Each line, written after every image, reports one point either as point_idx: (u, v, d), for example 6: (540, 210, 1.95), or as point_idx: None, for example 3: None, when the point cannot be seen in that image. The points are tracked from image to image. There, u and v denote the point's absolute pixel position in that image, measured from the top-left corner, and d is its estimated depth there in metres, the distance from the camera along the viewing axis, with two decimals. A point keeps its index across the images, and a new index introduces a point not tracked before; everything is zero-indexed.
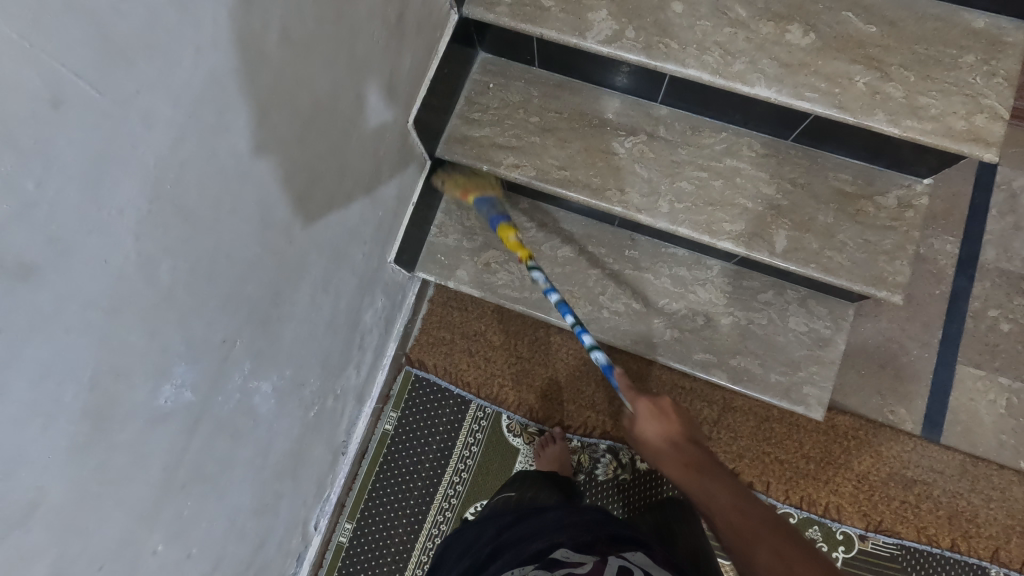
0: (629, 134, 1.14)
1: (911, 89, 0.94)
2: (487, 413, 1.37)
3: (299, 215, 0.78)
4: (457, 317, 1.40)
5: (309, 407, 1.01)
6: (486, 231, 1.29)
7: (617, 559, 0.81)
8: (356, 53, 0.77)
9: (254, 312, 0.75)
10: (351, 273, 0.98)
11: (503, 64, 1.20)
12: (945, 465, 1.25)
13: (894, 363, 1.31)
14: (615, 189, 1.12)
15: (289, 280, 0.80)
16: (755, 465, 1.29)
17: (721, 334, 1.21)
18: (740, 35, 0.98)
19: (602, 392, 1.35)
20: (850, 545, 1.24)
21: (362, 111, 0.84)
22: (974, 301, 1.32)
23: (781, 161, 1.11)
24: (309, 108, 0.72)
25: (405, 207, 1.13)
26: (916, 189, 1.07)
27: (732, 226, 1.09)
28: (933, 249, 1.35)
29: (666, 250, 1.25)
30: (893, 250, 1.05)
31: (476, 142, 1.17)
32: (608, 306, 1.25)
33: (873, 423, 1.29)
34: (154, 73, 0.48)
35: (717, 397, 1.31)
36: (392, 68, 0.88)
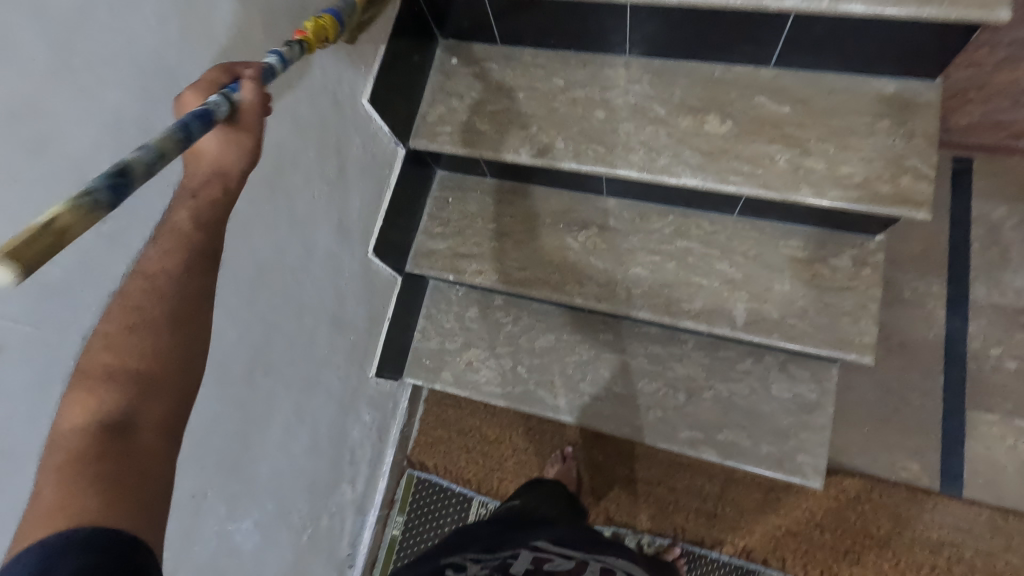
0: (581, 228, 1.20)
1: (832, 161, 0.97)
2: (489, 510, 1.37)
3: (260, 364, 0.85)
4: (452, 414, 1.44)
5: (301, 531, 1.05)
6: (465, 330, 1.35)
7: (609, 559, 0.93)
8: (297, 213, 0.87)
9: (223, 460, 0.81)
10: (327, 397, 1.06)
11: (459, 178, 1.29)
12: (972, 522, 1.18)
13: (898, 416, 1.26)
14: (573, 283, 1.17)
15: (256, 423, 0.87)
16: (767, 540, 1.24)
17: (704, 409, 1.21)
18: (661, 132, 1.04)
19: (600, 477, 1.34)
20: None
21: (312, 257, 0.93)
22: (972, 340, 1.27)
23: (730, 236, 1.13)
24: (255, 273, 0.80)
25: (380, 324, 1.21)
26: (869, 247, 1.08)
27: (689, 305, 1.11)
28: (918, 292, 1.31)
29: (639, 329, 1.27)
30: (856, 311, 1.05)
31: (441, 254, 1.25)
32: (589, 391, 1.27)
33: (886, 483, 1.22)
34: (90, 297, 0.58)
35: (717, 471, 1.29)
36: (339, 214, 0.98)
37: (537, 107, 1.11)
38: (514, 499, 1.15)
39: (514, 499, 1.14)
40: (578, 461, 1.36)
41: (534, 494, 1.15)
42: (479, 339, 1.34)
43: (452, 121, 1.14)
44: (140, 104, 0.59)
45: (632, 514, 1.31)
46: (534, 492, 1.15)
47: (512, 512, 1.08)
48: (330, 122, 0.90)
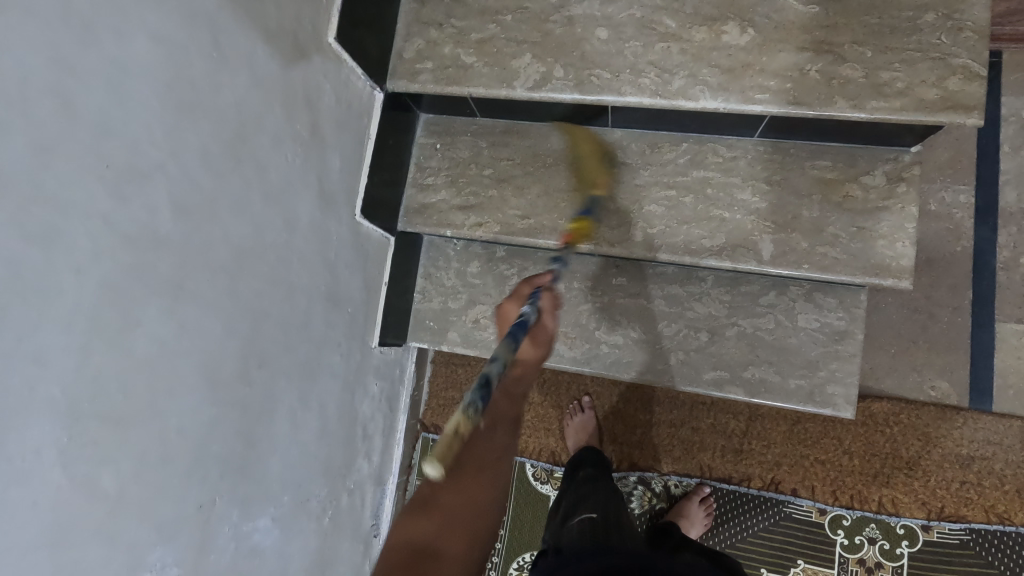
0: (587, 166, 1.09)
1: (870, 67, 0.85)
2: (510, 466, 1.34)
3: (253, 355, 0.76)
4: (463, 374, 1.39)
5: (321, 516, 1.00)
6: (468, 287, 1.26)
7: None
8: (271, 183, 0.75)
9: (228, 465, 0.73)
10: (331, 378, 0.98)
11: (446, 121, 1.16)
12: (1003, 436, 1.15)
13: (926, 334, 1.21)
14: (583, 228, 1.08)
15: (260, 418, 0.79)
16: (796, 471, 1.22)
17: (729, 348, 1.15)
18: (674, 49, 0.92)
19: (621, 425, 1.30)
20: (913, 539, 1.16)
21: (295, 229, 0.82)
22: (1003, 251, 1.21)
23: (752, 161, 1.03)
24: (232, 258, 0.69)
25: (377, 291, 1.12)
26: (905, 160, 0.98)
27: (711, 242, 1.03)
28: (945, 204, 1.24)
29: (654, 270, 1.19)
30: (892, 233, 0.97)
31: (435, 209, 1.14)
32: (605, 339, 1.20)
33: (914, 404, 1.19)
34: (35, 313, 0.47)
35: (742, 408, 1.25)
36: (319, 176, 0.86)
37: (529, 31, 0.97)
38: (588, 510, 1.00)
39: (592, 511, 0.99)
40: (596, 412, 1.32)
41: (603, 501, 1.02)
42: (484, 296, 1.25)
43: (433, 55, 1.00)
44: (50, 63, 0.46)
45: (657, 457, 1.28)
46: (607, 503, 1.01)
47: (609, 531, 0.91)
48: (295, 69, 0.77)
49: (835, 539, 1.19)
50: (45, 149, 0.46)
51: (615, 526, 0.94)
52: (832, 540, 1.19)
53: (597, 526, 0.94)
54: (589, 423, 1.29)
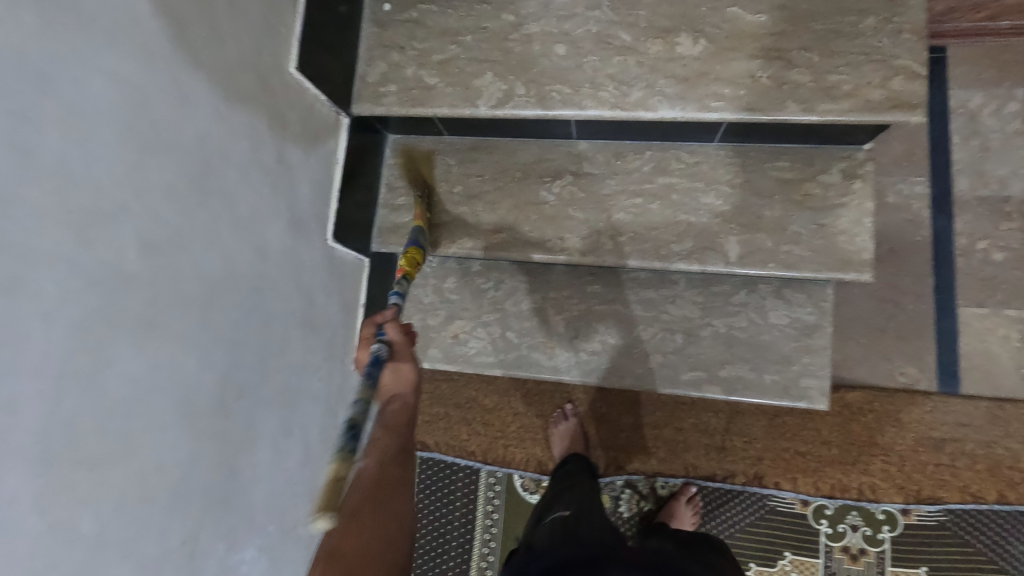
0: (556, 178, 1.11)
1: (819, 71, 0.89)
2: (499, 478, 1.35)
3: (230, 387, 0.76)
4: (446, 389, 1.39)
5: (310, 543, 1.00)
6: (446, 303, 1.27)
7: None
8: (239, 214, 0.75)
9: (210, 498, 0.73)
10: (312, 403, 0.98)
11: (414, 141, 1.18)
12: (972, 417, 1.19)
13: (894, 323, 1.25)
14: (554, 239, 1.09)
15: (240, 448, 0.79)
16: (777, 464, 1.24)
17: (704, 348, 1.17)
18: (630, 61, 0.94)
19: (605, 429, 1.32)
20: (894, 523, 1.19)
21: (266, 258, 0.82)
22: (960, 238, 1.25)
23: (714, 165, 1.06)
24: (204, 291, 0.70)
25: (354, 312, 1.12)
26: (859, 157, 1.02)
27: (680, 246, 1.05)
28: (902, 195, 1.28)
29: (627, 275, 1.21)
30: (851, 228, 1.00)
31: (408, 228, 1.15)
32: (584, 346, 1.22)
33: (885, 391, 1.23)
34: (4, 362, 0.47)
35: (721, 405, 1.28)
36: (289, 204, 0.87)
37: (489, 50, 0.99)
38: (563, 507, 1.04)
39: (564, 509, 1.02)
40: (581, 418, 1.33)
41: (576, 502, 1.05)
42: (462, 311, 1.27)
43: (397, 78, 1.01)
44: (7, 113, 0.46)
45: (642, 459, 1.30)
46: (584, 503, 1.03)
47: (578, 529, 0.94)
48: (258, 100, 0.78)
49: (819, 529, 1.21)
50: (4, 199, 0.46)
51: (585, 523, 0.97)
52: (817, 530, 1.21)
53: (568, 525, 0.96)
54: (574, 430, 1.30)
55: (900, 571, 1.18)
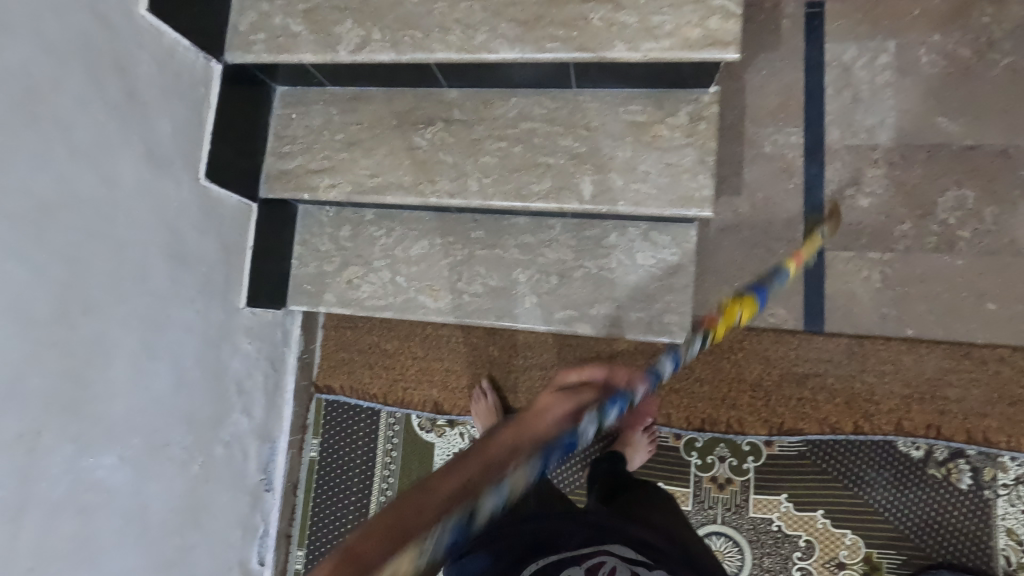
0: (428, 125, 1.17)
1: (644, 12, 0.95)
2: (398, 418, 1.42)
3: (74, 303, 0.82)
4: (351, 335, 1.46)
5: (187, 463, 1.07)
6: (342, 251, 1.34)
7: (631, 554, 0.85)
8: (79, 143, 0.82)
9: (53, 403, 0.80)
10: (186, 332, 1.04)
11: (300, 92, 1.24)
12: (833, 353, 1.26)
13: (764, 267, 1.31)
14: (425, 182, 1.15)
15: (90, 362, 0.85)
16: (653, 400, 1.31)
17: (577, 288, 1.24)
18: (476, 7, 1.00)
19: (497, 371, 1.40)
20: (758, 454, 1.26)
21: (117, 187, 0.88)
22: (830, 185, 1.31)
23: (572, 110, 1.12)
24: (36, 210, 0.76)
25: (239, 254, 1.18)
26: (705, 100, 1.08)
27: (539, 186, 1.11)
28: (777, 145, 1.34)
29: (508, 221, 1.28)
30: (695, 166, 1.06)
31: (293, 174, 1.21)
32: (467, 289, 1.28)
33: (754, 331, 1.29)
34: None
35: (603, 346, 1.35)
36: (145, 140, 0.93)
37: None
38: None
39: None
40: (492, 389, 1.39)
41: None
42: (356, 257, 1.33)
43: (265, 27, 1.07)
44: None
45: (530, 398, 1.38)
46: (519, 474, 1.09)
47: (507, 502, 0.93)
48: (97, 38, 0.83)
49: (691, 460, 1.29)
50: None
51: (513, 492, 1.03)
52: (687, 461, 1.29)
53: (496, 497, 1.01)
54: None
55: (762, 499, 1.25)
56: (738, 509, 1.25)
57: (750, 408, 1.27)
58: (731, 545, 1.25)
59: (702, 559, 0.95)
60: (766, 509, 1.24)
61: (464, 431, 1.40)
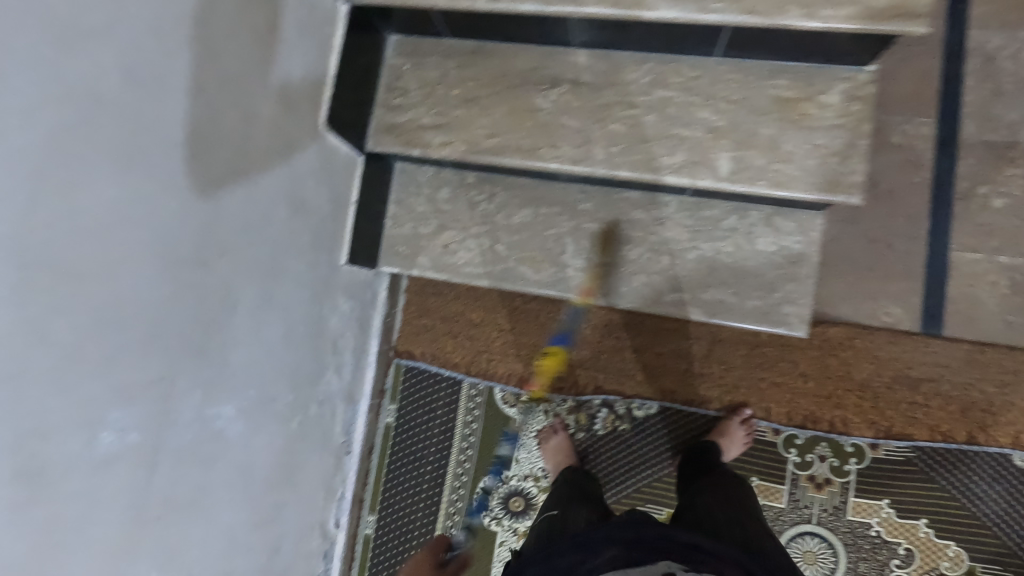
0: (552, 86, 1.10)
1: None
2: (480, 390, 1.38)
3: (212, 245, 0.78)
4: (435, 302, 1.41)
5: (288, 420, 1.04)
6: (438, 213, 1.29)
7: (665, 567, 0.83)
8: (228, 74, 0.77)
9: (188, 347, 0.76)
10: (297, 285, 1.00)
11: (414, 42, 1.17)
12: (951, 359, 1.20)
13: (883, 264, 1.24)
14: (547, 147, 1.09)
15: (220, 308, 0.81)
16: (752, 393, 1.27)
17: (689, 271, 1.18)
18: None
19: (588, 350, 1.34)
20: (861, 456, 1.22)
21: (256, 126, 0.84)
22: (961, 181, 1.23)
23: (713, 80, 1.05)
24: (188, 142, 0.72)
25: (344, 208, 1.13)
26: (861, 78, 1.00)
27: (671, 160, 1.05)
28: (906, 136, 1.25)
29: (619, 195, 1.22)
30: (845, 150, 1.00)
31: (403, 128, 1.16)
32: (570, 264, 1.23)
33: (867, 329, 1.23)
34: None
35: (703, 332, 1.29)
36: (281, 77, 0.88)
37: None
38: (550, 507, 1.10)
39: (553, 510, 1.08)
40: (561, 400, 1.35)
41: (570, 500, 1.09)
42: (453, 221, 1.28)
43: None
44: None
45: (621, 381, 1.32)
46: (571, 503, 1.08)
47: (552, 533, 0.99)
48: None
49: (788, 457, 1.25)
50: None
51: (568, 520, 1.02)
52: (785, 458, 1.25)
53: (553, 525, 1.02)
54: (567, 444, 1.30)
55: (862, 502, 1.21)
56: (835, 511, 1.22)
57: (859, 409, 1.22)
58: (825, 546, 1.22)
59: (769, 560, 0.89)
60: (866, 513, 1.21)
61: (549, 410, 1.36)
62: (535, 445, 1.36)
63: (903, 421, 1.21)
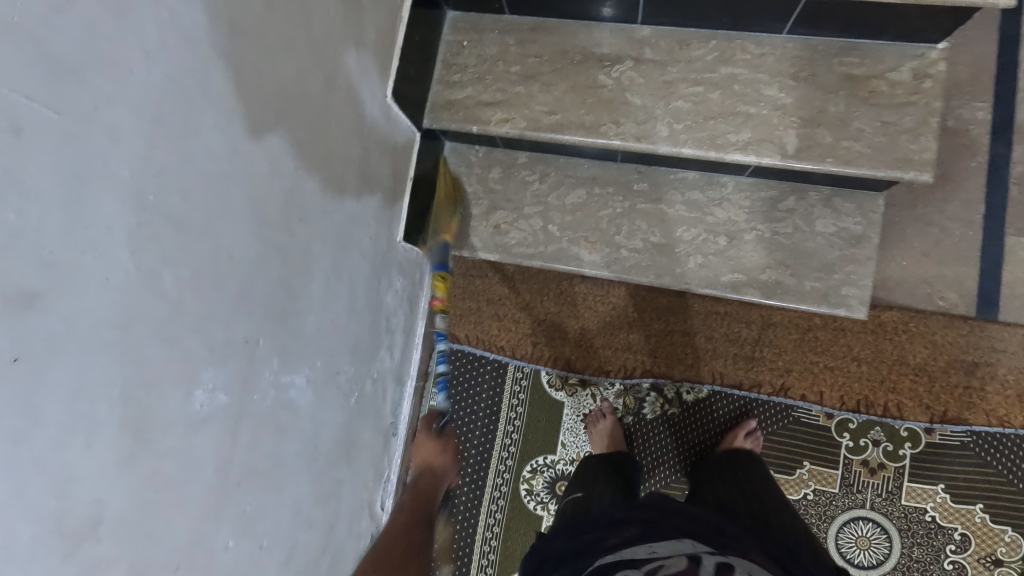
0: (615, 63, 1.09)
1: None
2: (526, 373, 1.37)
3: (295, 207, 0.78)
4: (480, 284, 1.39)
5: (349, 395, 1.03)
6: (490, 193, 1.28)
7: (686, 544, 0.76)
8: (314, 35, 0.77)
9: (271, 309, 0.76)
10: (361, 257, 0.99)
11: (473, 19, 1.16)
12: (1008, 343, 1.19)
13: (938, 248, 1.23)
14: (609, 123, 1.08)
15: (298, 273, 0.81)
16: (805, 377, 1.26)
17: (747, 252, 1.17)
18: None
19: (637, 333, 1.33)
20: (916, 440, 1.21)
21: (334, 91, 0.84)
22: (1017, 166, 1.23)
23: (780, 57, 1.04)
24: (279, 100, 0.71)
25: (403, 185, 1.13)
26: (932, 56, 1.00)
27: (737, 137, 1.04)
28: (962, 120, 1.25)
29: (675, 176, 1.21)
30: (915, 127, 0.99)
31: (461, 105, 1.15)
32: (625, 244, 1.22)
33: (923, 313, 1.22)
34: (108, 87, 0.48)
35: (755, 316, 1.28)
36: (356, 43, 0.87)
37: None
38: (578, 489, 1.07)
39: (577, 491, 1.05)
40: (611, 381, 1.34)
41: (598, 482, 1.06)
42: (506, 201, 1.27)
43: None
44: None
45: (670, 364, 1.31)
46: (595, 484, 1.06)
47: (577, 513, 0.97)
48: None
49: (841, 442, 1.24)
50: None
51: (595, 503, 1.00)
52: (838, 443, 1.24)
53: (577, 507, 1.00)
54: (616, 428, 1.29)
55: (917, 488, 1.20)
56: (890, 496, 1.21)
57: (914, 393, 1.21)
58: (879, 532, 1.21)
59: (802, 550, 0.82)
60: (921, 498, 1.20)
61: (596, 393, 1.35)
62: (582, 429, 1.34)
63: (959, 405, 1.20)
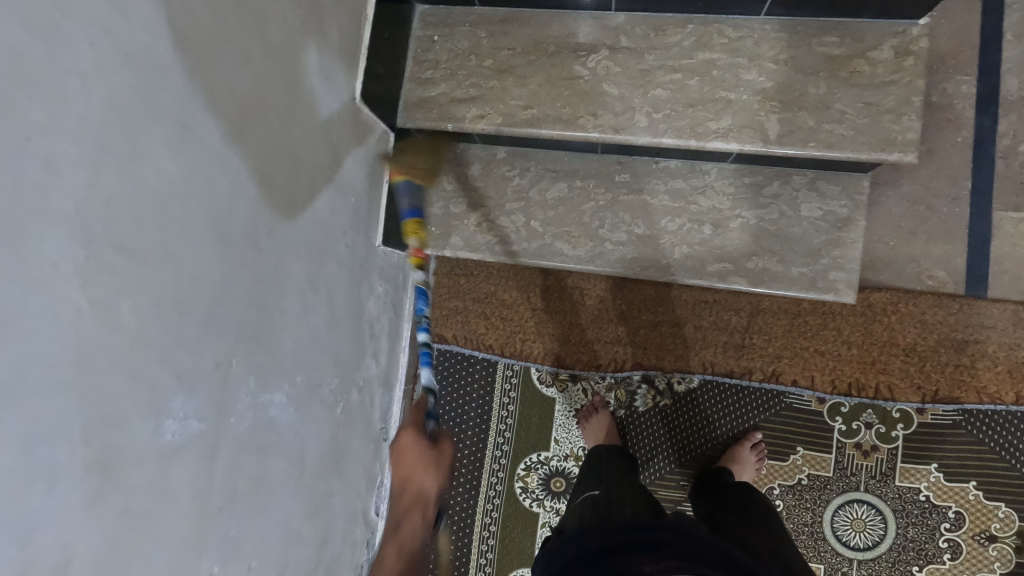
0: (591, 52, 1.06)
1: None
2: (516, 371, 1.36)
3: (261, 222, 0.75)
4: (465, 283, 1.36)
5: (333, 406, 1.01)
6: (469, 191, 1.25)
7: None
8: (270, 39, 0.73)
9: (243, 329, 0.73)
10: (338, 265, 0.97)
11: (443, 12, 1.13)
12: (998, 320, 1.19)
13: (925, 226, 1.22)
14: (587, 116, 1.06)
15: (270, 289, 0.78)
16: (796, 362, 1.25)
17: (733, 239, 1.16)
18: None
19: (625, 326, 1.31)
20: (909, 421, 1.21)
21: (298, 97, 0.81)
22: (1002, 139, 1.21)
23: (759, 40, 1.01)
24: (237, 111, 0.69)
25: (378, 186, 1.10)
26: (912, 32, 0.98)
27: (718, 124, 1.01)
28: (946, 94, 1.22)
29: (658, 165, 1.19)
30: (898, 107, 0.97)
31: (434, 102, 1.11)
32: (610, 237, 1.20)
33: (912, 293, 1.21)
34: (41, 115, 0.45)
35: (743, 304, 1.27)
36: (317, 46, 0.84)
37: None
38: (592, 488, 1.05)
39: (595, 490, 1.04)
40: (601, 375, 1.32)
41: (614, 485, 1.04)
42: (486, 198, 1.24)
43: None
44: None
45: (660, 356, 1.30)
46: (614, 483, 1.05)
47: (600, 512, 0.94)
48: None
49: (833, 426, 1.23)
50: None
51: (615, 503, 0.98)
52: (831, 427, 1.23)
53: (598, 506, 0.97)
54: (608, 422, 1.28)
55: (910, 467, 1.20)
56: (883, 478, 1.21)
57: (905, 374, 1.21)
58: (874, 513, 1.21)
59: None
60: (914, 478, 1.20)
61: (587, 388, 1.33)
62: (575, 425, 1.33)
63: (950, 383, 1.19)
